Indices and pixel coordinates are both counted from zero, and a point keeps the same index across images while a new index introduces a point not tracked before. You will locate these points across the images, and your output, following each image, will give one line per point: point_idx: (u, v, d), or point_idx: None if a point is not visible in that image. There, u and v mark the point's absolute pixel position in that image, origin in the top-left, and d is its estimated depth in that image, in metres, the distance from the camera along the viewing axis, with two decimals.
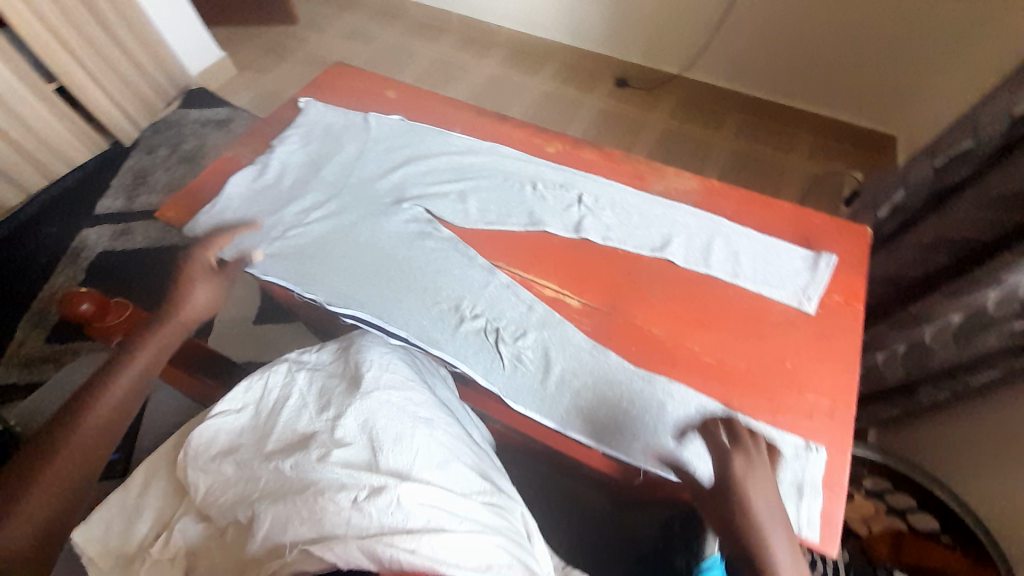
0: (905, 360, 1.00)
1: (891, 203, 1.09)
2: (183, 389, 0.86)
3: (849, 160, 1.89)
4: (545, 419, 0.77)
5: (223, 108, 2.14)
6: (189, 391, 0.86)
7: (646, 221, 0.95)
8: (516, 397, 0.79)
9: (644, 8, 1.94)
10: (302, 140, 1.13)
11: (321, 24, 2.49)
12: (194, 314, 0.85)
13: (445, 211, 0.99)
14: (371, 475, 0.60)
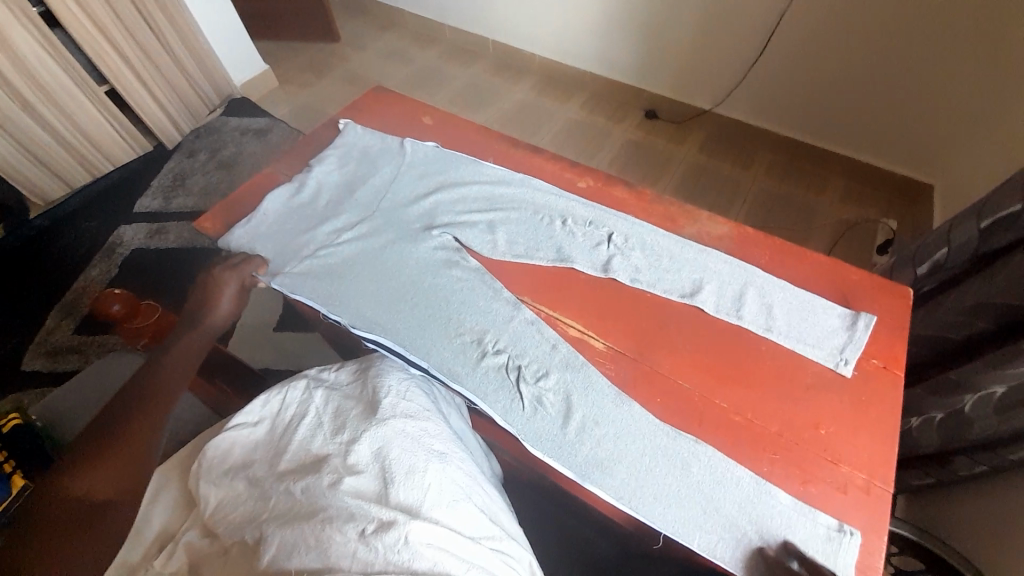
0: (941, 427, 0.96)
1: (932, 261, 1.02)
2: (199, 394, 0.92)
3: (884, 208, 1.84)
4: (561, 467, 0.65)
5: (263, 117, 2.22)
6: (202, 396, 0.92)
7: (688, 268, 0.79)
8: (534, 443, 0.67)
9: (675, 44, 1.96)
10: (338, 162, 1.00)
11: (362, 44, 2.59)
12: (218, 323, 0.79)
13: (473, 240, 0.85)
14: (377, 508, 0.57)
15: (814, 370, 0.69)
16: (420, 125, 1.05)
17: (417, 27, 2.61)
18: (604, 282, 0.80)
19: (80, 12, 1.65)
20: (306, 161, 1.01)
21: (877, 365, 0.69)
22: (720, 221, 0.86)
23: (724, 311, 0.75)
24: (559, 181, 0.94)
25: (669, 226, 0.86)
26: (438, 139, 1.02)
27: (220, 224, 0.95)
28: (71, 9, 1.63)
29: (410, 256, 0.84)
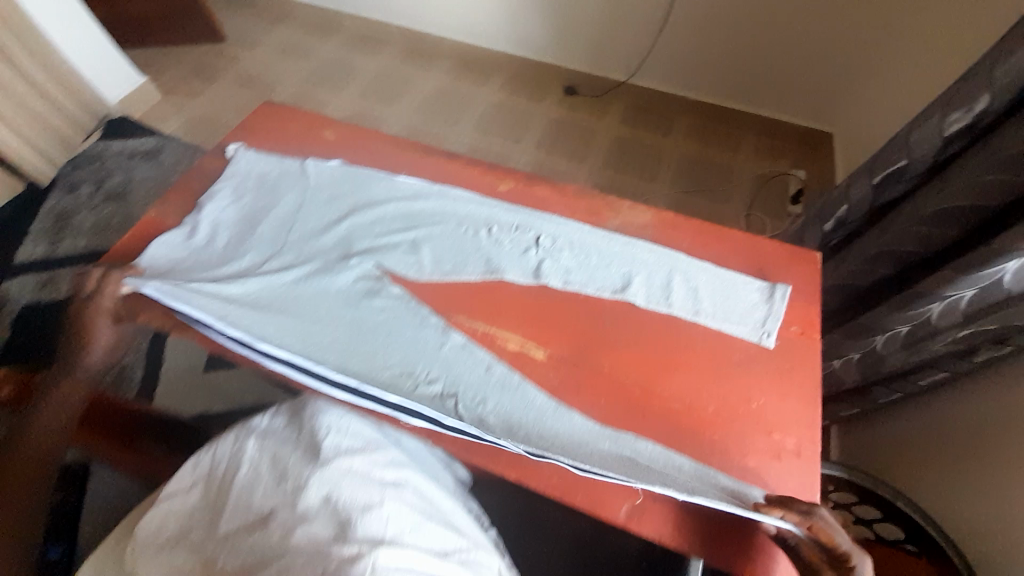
0: (859, 365, 1.06)
1: (835, 217, 1.09)
2: (123, 465, 0.85)
3: (794, 159, 1.93)
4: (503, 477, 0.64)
5: (151, 137, 1.98)
6: (128, 467, 0.85)
7: (617, 263, 0.80)
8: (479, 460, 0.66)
9: (584, 15, 1.94)
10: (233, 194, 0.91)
11: (252, 41, 2.35)
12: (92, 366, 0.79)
13: (397, 264, 0.81)
14: (338, 547, 0.53)
15: (741, 347, 0.73)
16: (322, 141, 0.97)
17: (312, 16, 2.40)
18: (536, 290, 0.79)
19: None
20: (198, 198, 0.91)
21: (795, 332, 0.74)
22: (642, 209, 0.87)
23: (654, 302, 0.76)
24: (480, 187, 0.90)
25: (594, 221, 0.86)
26: (343, 156, 0.95)
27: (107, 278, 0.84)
28: None
29: (328, 291, 0.79)
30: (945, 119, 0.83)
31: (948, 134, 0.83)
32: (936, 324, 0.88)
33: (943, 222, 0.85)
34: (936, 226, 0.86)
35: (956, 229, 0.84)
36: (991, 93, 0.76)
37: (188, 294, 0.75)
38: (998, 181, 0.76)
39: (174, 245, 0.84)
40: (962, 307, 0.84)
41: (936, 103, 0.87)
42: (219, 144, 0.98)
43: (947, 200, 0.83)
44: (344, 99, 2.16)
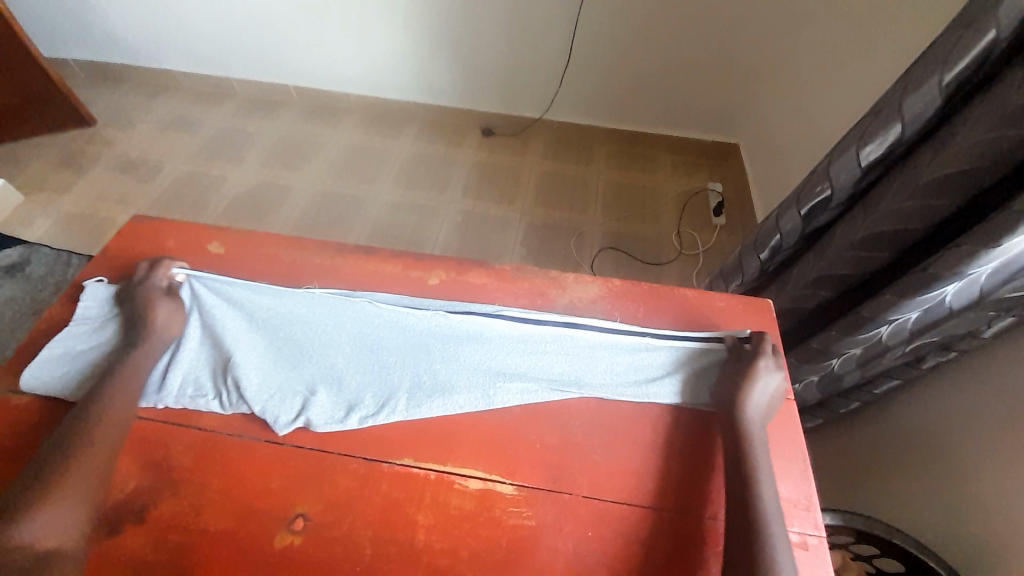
0: (821, 386, 1.03)
1: (770, 246, 1.09)
2: None
3: (706, 172, 2.01)
4: (520, 363, 0.70)
5: (12, 248, 1.63)
6: None
7: (577, 353, 0.72)
8: (498, 355, 0.71)
9: (491, 59, 1.90)
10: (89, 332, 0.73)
11: (127, 119, 2.08)
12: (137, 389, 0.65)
13: (321, 413, 0.65)
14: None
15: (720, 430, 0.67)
16: (210, 258, 0.81)
17: (197, 84, 2.18)
18: (492, 407, 0.67)
19: None
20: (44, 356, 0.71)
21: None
22: (588, 280, 0.81)
23: (623, 391, 0.69)
24: (407, 284, 0.80)
25: (541, 303, 0.78)
26: (235, 273, 0.80)
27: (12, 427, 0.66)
28: None
29: (233, 450, 0.63)
30: (861, 150, 0.85)
31: (865, 164, 0.86)
32: (887, 343, 0.88)
33: (878, 244, 0.85)
34: (870, 249, 0.86)
35: (888, 251, 0.85)
36: (901, 125, 0.79)
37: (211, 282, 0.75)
38: (919, 207, 0.77)
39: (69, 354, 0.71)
40: (908, 326, 0.84)
41: (848, 135, 0.90)
42: (81, 282, 0.79)
43: (877, 223, 0.84)
44: (246, 170, 1.96)
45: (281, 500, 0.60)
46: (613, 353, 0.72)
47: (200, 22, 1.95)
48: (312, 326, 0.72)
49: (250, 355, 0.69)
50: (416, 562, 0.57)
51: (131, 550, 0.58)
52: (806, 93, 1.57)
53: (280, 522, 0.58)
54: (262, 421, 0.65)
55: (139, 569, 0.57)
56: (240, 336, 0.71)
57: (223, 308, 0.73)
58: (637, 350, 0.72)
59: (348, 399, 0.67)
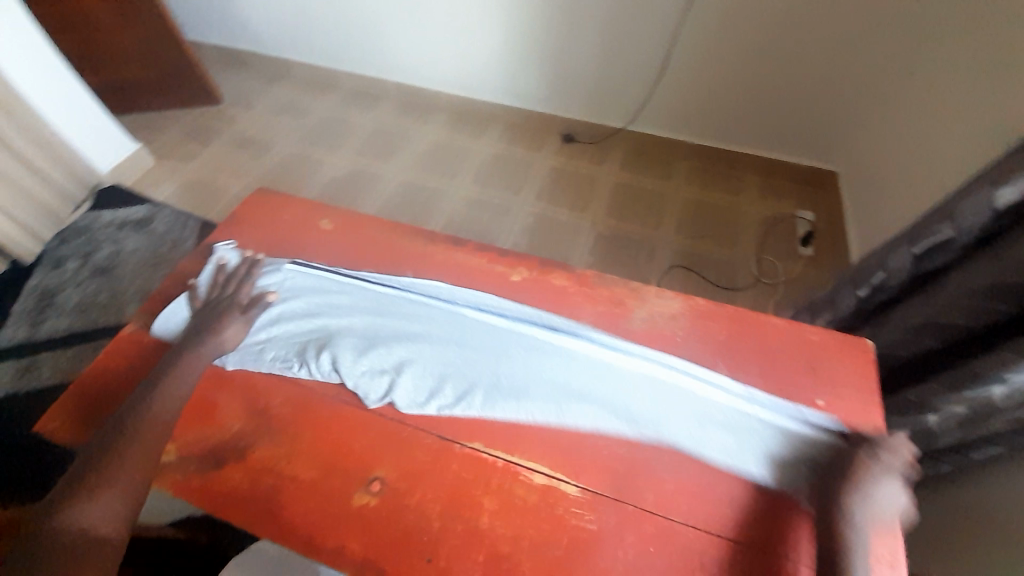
0: (910, 444, 0.95)
1: (871, 284, 1.02)
2: None
3: (797, 199, 1.89)
4: (595, 386, 0.70)
5: (143, 205, 1.87)
6: None
7: (667, 404, 0.69)
8: (572, 374, 0.71)
9: (583, 67, 1.91)
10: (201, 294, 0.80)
11: (247, 102, 2.32)
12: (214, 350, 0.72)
13: (406, 396, 0.69)
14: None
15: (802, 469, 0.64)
16: (318, 232, 0.90)
17: (308, 73, 2.38)
18: (569, 427, 0.67)
19: None
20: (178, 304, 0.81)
21: (820, 407, 0.69)
22: (670, 295, 0.80)
23: (698, 437, 0.66)
24: (491, 277, 0.83)
25: (620, 312, 0.78)
26: (338, 250, 0.87)
27: (150, 359, 0.77)
28: None
29: (326, 407, 0.69)
30: (998, 190, 0.77)
31: (1001, 207, 0.77)
32: (997, 405, 0.77)
33: (1000, 294, 0.76)
34: (989, 299, 0.78)
35: (1012, 304, 0.75)
36: None
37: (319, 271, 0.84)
38: None
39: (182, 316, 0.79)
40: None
41: (989, 175, 0.81)
42: (212, 241, 0.91)
43: (1004, 272, 0.75)
44: (341, 156, 2.11)
45: (362, 460, 0.65)
46: (692, 400, 0.69)
47: (320, 19, 2.14)
48: (405, 318, 0.78)
49: (347, 330, 0.76)
50: (478, 543, 0.59)
51: (231, 482, 0.65)
52: (924, 123, 1.43)
53: (359, 481, 0.63)
54: (353, 390, 0.70)
55: (235, 500, 0.63)
56: (339, 319, 0.78)
57: (331, 293, 0.81)
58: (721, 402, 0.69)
59: (429, 384, 0.71)
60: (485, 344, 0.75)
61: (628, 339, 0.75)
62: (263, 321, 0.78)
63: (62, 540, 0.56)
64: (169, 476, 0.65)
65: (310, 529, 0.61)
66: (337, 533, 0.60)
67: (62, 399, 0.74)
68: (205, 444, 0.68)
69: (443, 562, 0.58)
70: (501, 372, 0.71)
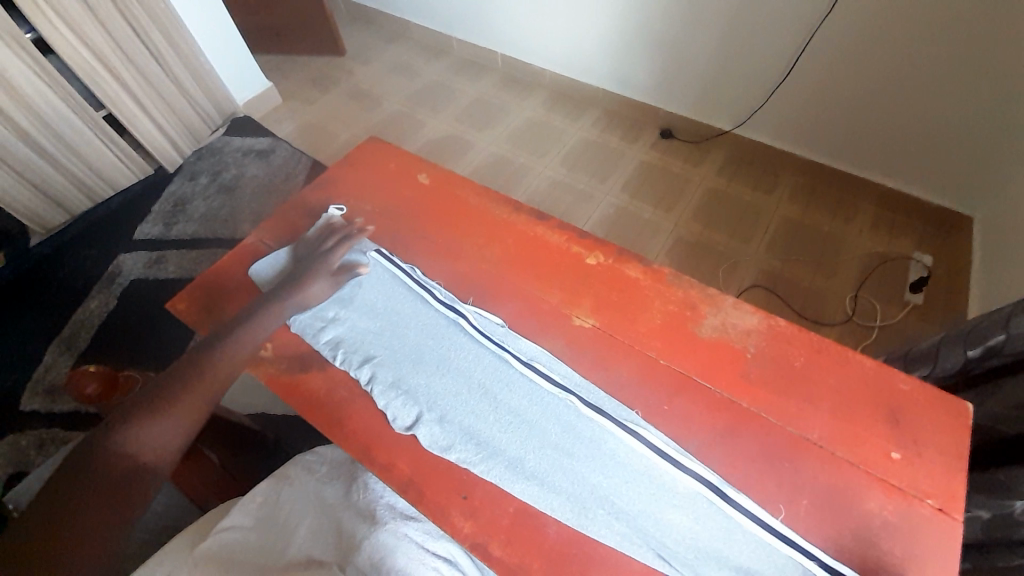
0: (988, 527, 0.83)
1: (985, 345, 0.89)
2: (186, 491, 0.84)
3: (916, 239, 1.69)
4: (629, 486, 0.61)
5: (265, 137, 2.08)
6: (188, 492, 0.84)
7: (716, 546, 0.57)
8: (608, 464, 0.63)
9: (698, 61, 1.81)
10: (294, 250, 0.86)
11: (366, 57, 2.47)
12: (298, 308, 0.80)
13: (428, 435, 0.67)
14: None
15: (855, 511, 0.60)
16: (416, 185, 0.96)
17: (425, 36, 2.48)
18: (590, 541, 0.59)
19: (66, 29, 1.50)
20: (291, 227, 0.92)
21: (894, 461, 0.63)
22: (749, 310, 0.76)
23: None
24: (567, 256, 0.85)
25: (690, 315, 0.77)
26: (428, 204, 0.93)
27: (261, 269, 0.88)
28: (55, 27, 1.48)
29: (391, 354, 0.75)
30: None
31: None
32: None
33: None
34: None
35: None
36: None
37: (389, 271, 0.84)
38: None
39: (272, 265, 0.84)
40: None
41: None
42: (324, 177, 1.00)
43: None
44: (441, 120, 2.20)
45: (417, 395, 0.71)
46: (735, 532, 0.58)
47: None
48: (453, 356, 0.74)
49: (393, 347, 0.76)
50: (509, 495, 0.63)
51: (310, 386, 0.74)
52: None
53: (411, 421, 0.69)
54: (383, 410, 0.71)
55: (310, 401, 0.73)
56: (391, 331, 0.77)
57: (392, 298, 0.81)
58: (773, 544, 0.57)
59: (455, 430, 0.68)
60: (524, 406, 0.69)
61: (693, 344, 0.73)
62: (327, 309, 0.80)
63: (110, 466, 0.60)
64: (264, 367, 0.77)
65: (368, 442, 0.69)
66: (389, 450, 0.68)
67: (188, 287, 0.87)
68: (295, 350, 0.78)
69: (476, 501, 0.63)
70: (531, 442, 0.66)
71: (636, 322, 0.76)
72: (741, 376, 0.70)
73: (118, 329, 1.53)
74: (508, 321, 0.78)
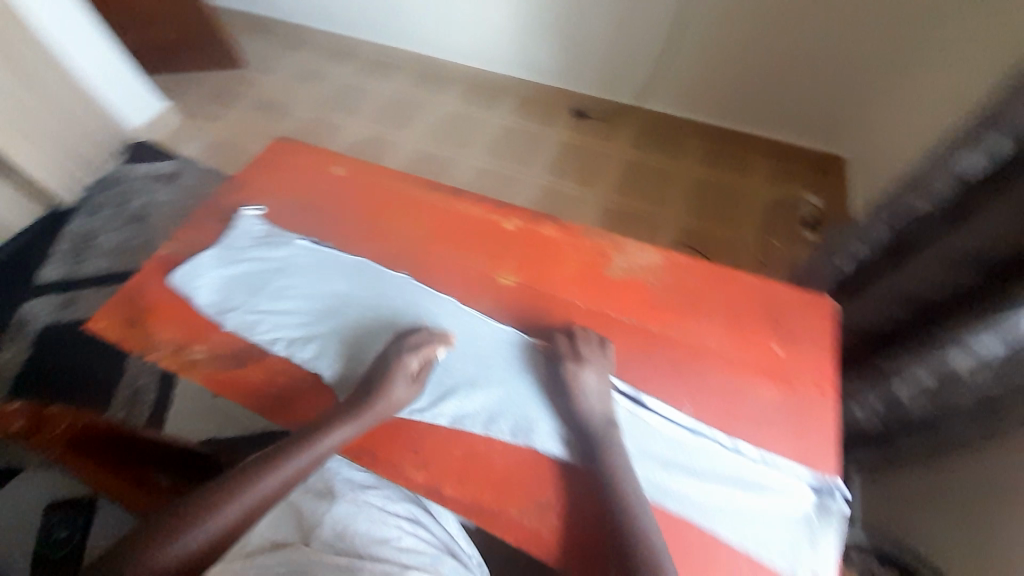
0: (886, 417, 0.92)
1: (851, 256, 1.03)
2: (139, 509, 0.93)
3: (802, 183, 1.91)
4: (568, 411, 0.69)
5: (171, 160, 1.97)
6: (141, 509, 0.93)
7: (642, 447, 0.66)
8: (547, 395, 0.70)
9: (599, 41, 1.93)
10: (228, 258, 0.85)
11: (269, 67, 2.39)
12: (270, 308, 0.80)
13: (378, 395, 0.71)
14: (370, 564, 0.58)
15: (753, 399, 0.69)
16: (332, 178, 0.97)
17: (329, 41, 2.44)
18: (537, 467, 0.65)
19: None
20: (208, 235, 0.90)
21: (779, 353, 0.73)
22: (651, 249, 0.85)
23: (650, 472, 0.64)
24: (487, 225, 0.90)
25: (603, 261, 0.85)
26: (347, 195, 0.95)
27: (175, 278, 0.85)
28: None
29: (331, 330, 0.77)
30: (967, 161, 0.77)
31: (969, 177, 0.78)
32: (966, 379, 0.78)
33: (964, 265, 0.77)
34: (955, 269, 0.79)
35: (977, 276, 0.76)
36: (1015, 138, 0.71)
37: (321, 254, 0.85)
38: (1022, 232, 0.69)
39: (204, 275, 0.83)
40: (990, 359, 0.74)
41: (955, 143, 0.81)
42: (235, 182, 0.99)
43: (969, 241, 0.76)
44: (358, 122, 2.19)
45: (356, 370, 0.73)
46: (654, 438, 0.66)
47: None
48: (394, 322, 0.78)
49: (340, 322, 0.78)
50: (459, 442, 0.67)
51: (250, 381, 0.74)
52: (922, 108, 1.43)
53: (356, 393, 0.72)
54: (330, 385, 0.73)
55: (253, 395, 0.73)
56: (330, 308, 0.79)
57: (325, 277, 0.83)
58: (683, 442, 0.66)
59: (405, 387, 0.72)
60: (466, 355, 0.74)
61: (609, 285, 0.81)
62: (259, 303, 0.80)
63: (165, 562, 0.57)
64: (198, 370, 0.75)
65: (318, 421, 0.70)
66: None
67: (105, 307, 0.83)
68: (228, 347, 0.77)
69: (429, 453, 0.67)
70: (477, 385, 0.71)
71: (557, 274, 0.83)
72: (650, 305, 0.79)
73: (32, 381, 1.40)
74: (440, 290, 0.82)
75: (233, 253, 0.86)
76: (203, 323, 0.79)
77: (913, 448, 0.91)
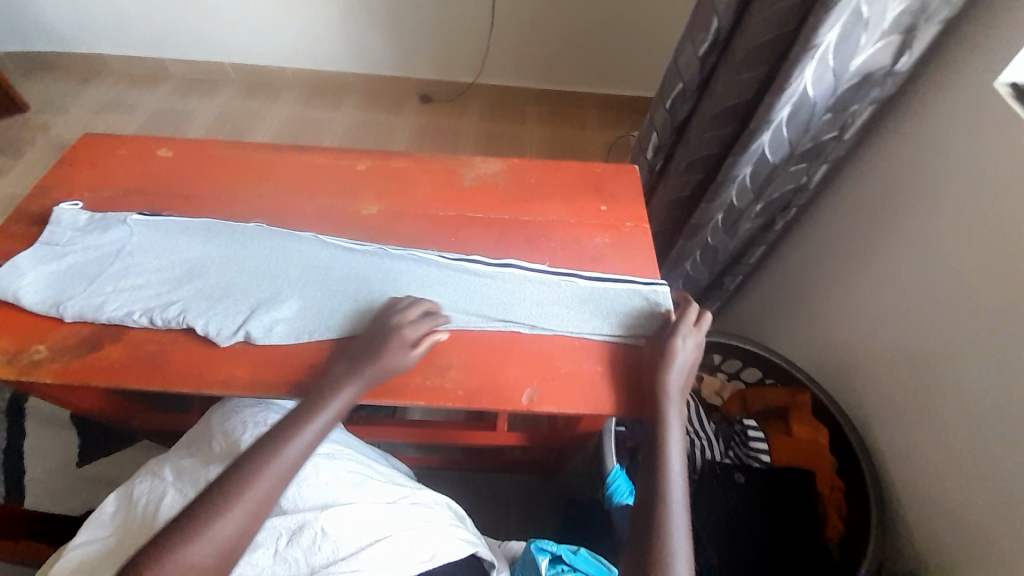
0: (706, 261, 1.16)
1: (653, 145, 1.24)
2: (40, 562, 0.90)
3: (625, 122, 2.23)
4: (443, 294, 0.76)
5: None
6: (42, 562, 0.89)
7: (511, 301, 0.76)
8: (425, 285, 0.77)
9: (422, 23, 2.05)
10: (49, 254, 0.77)
11: (60, 104, 2.09)
12: (115, 286, 0.75)
13: (258, 330, 0.71)
14: (280, 517, 0.65)
15: (592, 245, 0.84)
16: (160, 160, 0.92)
17: (130, 67, 2.20)
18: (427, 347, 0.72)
19: None
20: (21, 240, 0.81)
21: (605, 210, 0.89)
22: (493, 160, 0.97)
23: (521, 318, 0.75)
24: (339, 170, 0.93)
25: (454, 176, 0.94)
26: (183, 171, 0.91)
27: None
28: None
29: (194, 288, 0.75)
30: (699, 40, 1.02)
31: (702, 54, 1.03)
32: (740, 206, 1.02)
33: (721, 120, 1.02)
34: (717, 125, 1.03)
35: (732, 124, 1.02)
36: (718, 16, 0.97)
37: (164, 225, 0.82)
38: (747, 80, 0.95)
39: (20, 276, 0.74)
40: (748, 184, 0.99)
41: (689, 33, 1.06)
42: (41, 185, 0.89)
43: (718, 101, 1.01)
44: None
45: (230, 315, 0.73)
46: (517, 292, 0.77)
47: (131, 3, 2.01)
48: (261, 265, 0.78)
49: (202, 281, 0.76)
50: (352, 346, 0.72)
51: (112, 359, 0.69)
52: None
53: (233, 335, 0.71)
54: (204, 335, 0.71)
55: (120, 370, 0.68)
56: (187, 271, 0.77)
57: (175, 244, 0.80)
58: (541, 288, 0.78)
59: (285, 316, 0.73)
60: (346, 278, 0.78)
61: (463, 195, 0.91)
62: (99, 286, 0.75)
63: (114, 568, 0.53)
64: (43, 368, 0.68)
65: (201, 369, 0.69)
66: (225, 367, 0.70)
67: None
68: (77, 335, 0.71)
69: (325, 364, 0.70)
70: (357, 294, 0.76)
71: (416, 197, 0.91)
72: (500, 201, 0.90)
73: None
74: (304, 231, 0.84)
75: (56, 247, 0.78)
76: (36, 321, 0.72)
77: (735, 280, 1.21)
